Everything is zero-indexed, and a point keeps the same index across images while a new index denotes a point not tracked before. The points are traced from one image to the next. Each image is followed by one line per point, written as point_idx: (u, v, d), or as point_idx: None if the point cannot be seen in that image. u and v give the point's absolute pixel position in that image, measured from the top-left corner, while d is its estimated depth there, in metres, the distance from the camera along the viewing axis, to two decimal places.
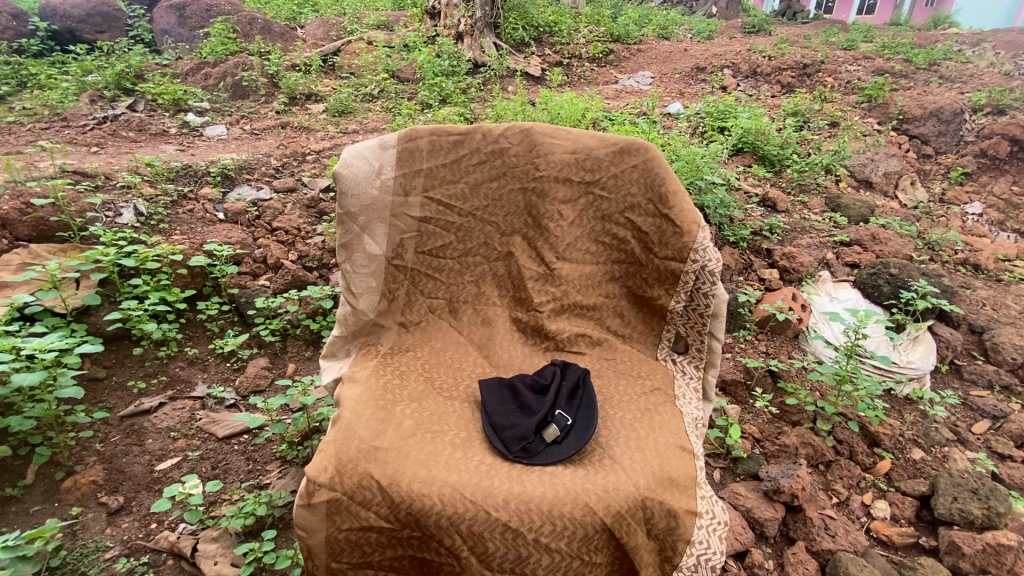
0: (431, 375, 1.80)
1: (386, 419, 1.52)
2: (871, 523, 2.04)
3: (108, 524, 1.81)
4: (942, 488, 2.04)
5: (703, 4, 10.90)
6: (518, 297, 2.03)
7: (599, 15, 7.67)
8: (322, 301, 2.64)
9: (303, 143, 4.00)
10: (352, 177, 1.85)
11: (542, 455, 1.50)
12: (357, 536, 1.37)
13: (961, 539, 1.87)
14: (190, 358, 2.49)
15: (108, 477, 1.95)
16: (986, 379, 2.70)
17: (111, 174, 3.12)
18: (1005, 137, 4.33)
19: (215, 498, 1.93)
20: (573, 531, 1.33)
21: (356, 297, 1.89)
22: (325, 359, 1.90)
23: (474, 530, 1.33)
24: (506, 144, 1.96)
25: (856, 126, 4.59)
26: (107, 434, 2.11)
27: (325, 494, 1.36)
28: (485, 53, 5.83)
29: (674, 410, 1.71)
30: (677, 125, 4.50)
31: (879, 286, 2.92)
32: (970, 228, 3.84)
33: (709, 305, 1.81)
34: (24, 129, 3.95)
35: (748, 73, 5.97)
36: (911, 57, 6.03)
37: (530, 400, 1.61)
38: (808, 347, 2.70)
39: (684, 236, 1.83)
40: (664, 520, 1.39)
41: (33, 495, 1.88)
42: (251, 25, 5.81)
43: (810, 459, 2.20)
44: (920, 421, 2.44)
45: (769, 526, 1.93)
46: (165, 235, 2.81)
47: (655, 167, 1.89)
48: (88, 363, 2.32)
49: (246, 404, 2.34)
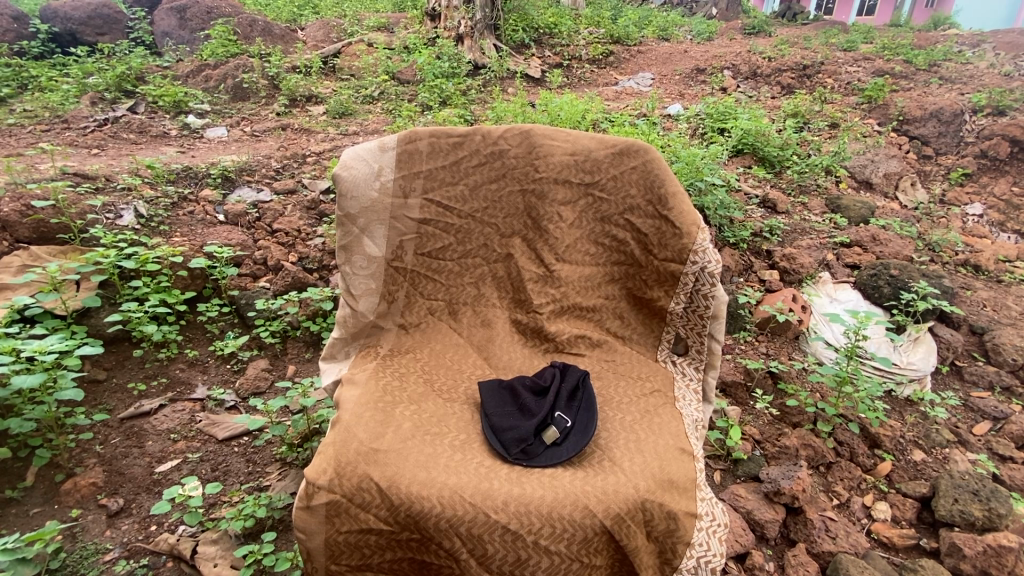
0: (431, 377, 1.80)
1: (386, 421, 1.53)
2: (872, 524, 2.04)
3: (108, 526, 1.81)
4: (943, 490, 2.04)
5: (703, 6, 10.92)
6: (518, 298, 2.03)
7: (599, 16, 7.68)
8: (322, 303, 2.65)
9: (304, 145, 4.01)
10: (351, 179, 1.84)
11: (542, 457, 1.50)
12: (357, 538, 1.37)
13: (961, 541, 1.87)
14: (191, 359, 2.49)
15: (108, 479, 1.95)
16: (987, 380, 2.69)
17: (112, 176, 3.12)
18: (1005, 138, 4.33)
19: (215, 500, 1.93)
20: (573, 533, 1.33)
21: (356, 298, 1.89)
22: (325, 361, 1.90)
23: (474, 532, 1.32)
24: (506, 146, 1.96)
25: (856, 127, 4.59)
26: (107, 436, 2.11)
27: (324, 496, 1.36)
28: (485, 55, 5.85)
29: (674, 411, 1.71)
30: (678, 126, 4.51)
31: (879, 286, 2.91)
32: (971, 229, 3.84)
33: (709, 306, 1.81)
34: (25, 131, 3.96)
35: (748, 75, 5.97)
36: (911, 58, 6.03)
37: (530, 402, 1.61)
38: (808, 348, 2.69)
39: (684, 237, 1.82)
40: (664, 522, 1.38)
41: (33, 497, 1.88)
42: (252, 27, 5.83)
43: (811, 461, 2.20)
44: (921, 422, 2.43)
45: (769, 528, 1.92)
46: (165, 237, 2.82)
47: (655, 168, 1.88)
48: (88, 365, 2.32)
49: (246, 406, 2.34)
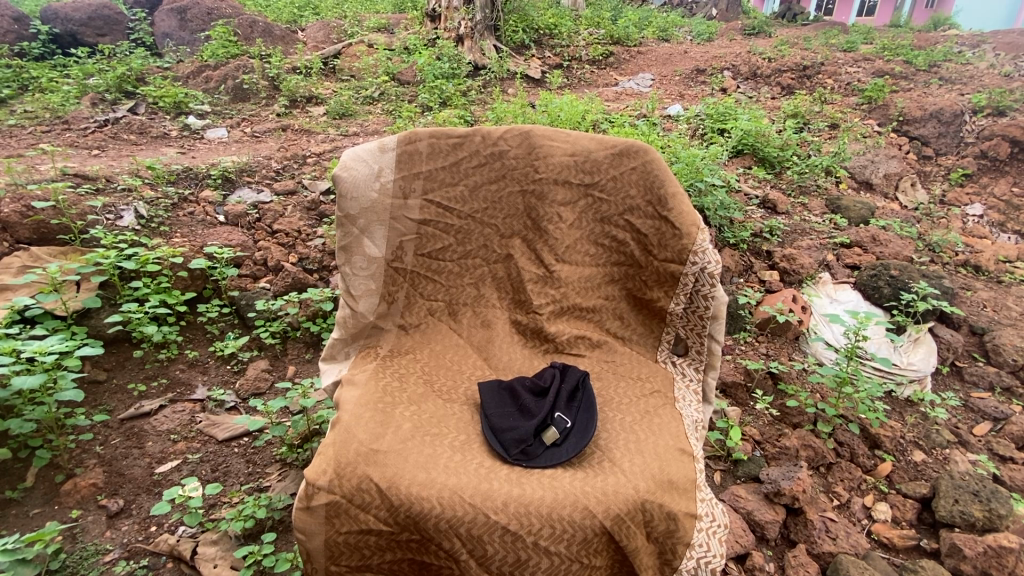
0: (431, 378, 1.80)
1: (386, 421, 1.53)
2: (872, 525, 2.04)
3: (108, 527, 1.81)
4: (943, 490, 2.04)
5: (703, 6, 10.91)
6: (518, 299, 2.03)
7: (599, 17, 7.69)
8: (322, 304, 2.65)
9: (304, 146, 4.01)
10: (351, 179, 1.84)
11: (542, 458, 1.50)
12: (356, 539, 1.37)
13: (962, 542, 1.87)
14: (191, 360, 2.49)
15: (108, 480, 1.95)
16: (987, 381, 2.69)
17: (112, 177, 3.12)
18: (1005, 139, 4.33)
19: (215, 500, 1.93)
20: (573, 533, 1.33)
21: (356, 299, 1.89)
22: (324, 362, 1.90)
23: (474, 533, 1.32)
24: (506, 146, 1.96)
25: (856, 128, 4.60)
26: (107, 437, 2.11)
27: (324, 496, 1.36)
28: (485, 56, 5.86)
29: (674, 412, 1.71)
30: (678, 127, 4.51)
31: (880, 287, 2.91)
32: (971, 230, 3.83)
33: (709, 306, 1.81)
34: (25, 132, 3.96)
35: (749, 75, 5.97)
36: (911, 58, 6.04)
37: (530, 403, 1.61)
38: (808, 349, 2.69)
39: (684, 238, 1.82)
40: (664, 522, 1.38)
41: (33, 498, 1.88)
42: (252, 28, 5.83)
43: (811, 461, 2.19)
44: (921, 423, 2.43)
45: (769, 529, 1.92)
46: (165, 238, 2.82)
47: (655, 169, 1.88)
48: (88, 365, 2.32)
49: (246, 407, 2.34)
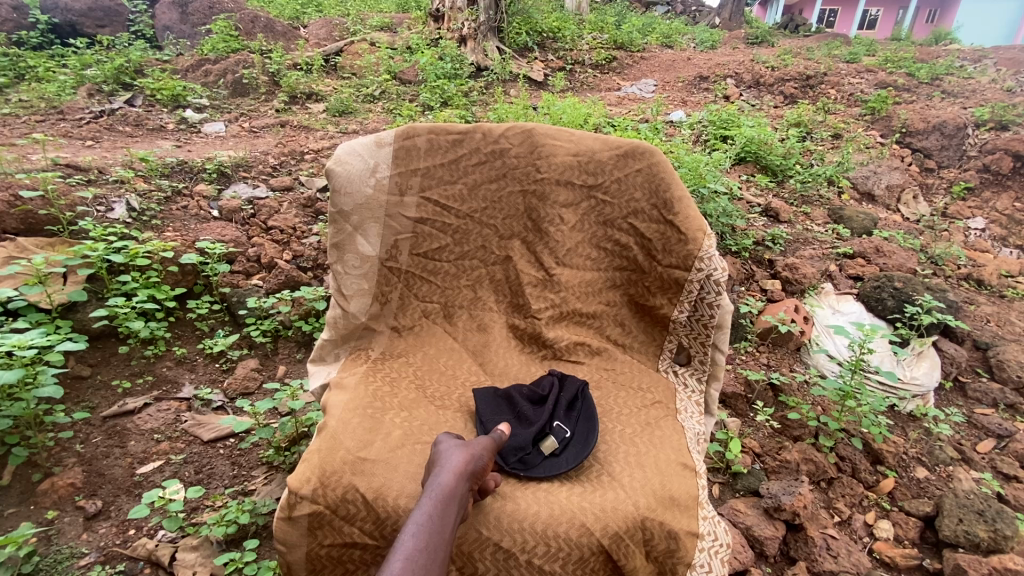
0: (423, 384, 1.74)
1: (375, 428, 1.46)
2: (874, 543, 1.99)
3: (85, 530, 1.74)
4: (947, 509, 1.97)
5: (707, 16, 10.97)
6: (515, 303, 1.98)
7: (603, 23, 7.66)
8: (315, 303, 2.61)
9: (303, 142, 3.94)
10: (345, 174, 1.78)
11: (540, 468, 1.43)
12: (339, 552, 1.31)
13: (966, 563, 1.81)
14: (178, 357, 2.41)
15: (87, 480, 1.88)
16: (991, 397, 2.64)
17: (105, 169, 3.05)
18: (1007, 153, 4.28)
19: (197, 504, 1.85)
20: (569, 552, 1.27)
21: (346, 298, 1.82)
22: (313, 364, 1.84)
23: (465, 549, 1.27)
24: (506, 144, 1.91)
25: (859, 138, 4.57)
26: (88, 435, 2.04)
27: (307, 507, 1.29)
28: (488, 57, 5.81)
29: (675, 424, 1.64)
30: (680, 132, 4.45)
31: (883, 299, 2.86)
32: (973, 243, 3.77)
33: (714, 315, 1.75)
34: (18, 120, 3.87)
35: (751, 83, 5.93)
36: (914, 71, 6.05)
37: (527, 411, 1.56)
38: (810, 360, 2.65)
39: (689, 244, 1.77)
40: (664, 541, 1.32)
41: (7, 497, 1.80)
42: (253, 23, 5.77)
43: (812, 475, 2.14)
44: (924, 438, 2.38)
45: (769, 545, 1.86)
46: (157, 231, 2.75)
47: (660, 172, 1.83)
48: (72, 361, 2.24)
49: (233, 407, 2.27)
